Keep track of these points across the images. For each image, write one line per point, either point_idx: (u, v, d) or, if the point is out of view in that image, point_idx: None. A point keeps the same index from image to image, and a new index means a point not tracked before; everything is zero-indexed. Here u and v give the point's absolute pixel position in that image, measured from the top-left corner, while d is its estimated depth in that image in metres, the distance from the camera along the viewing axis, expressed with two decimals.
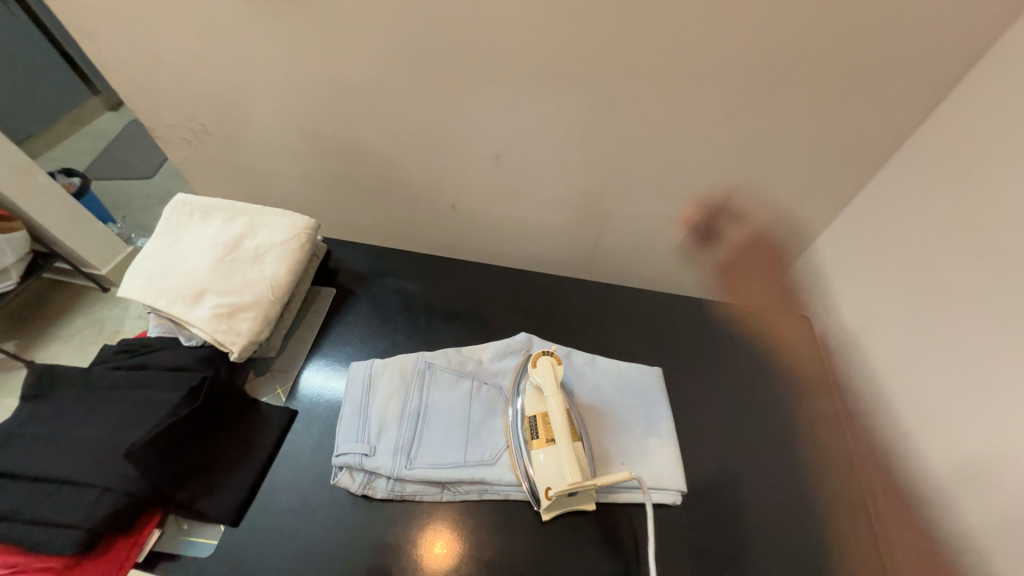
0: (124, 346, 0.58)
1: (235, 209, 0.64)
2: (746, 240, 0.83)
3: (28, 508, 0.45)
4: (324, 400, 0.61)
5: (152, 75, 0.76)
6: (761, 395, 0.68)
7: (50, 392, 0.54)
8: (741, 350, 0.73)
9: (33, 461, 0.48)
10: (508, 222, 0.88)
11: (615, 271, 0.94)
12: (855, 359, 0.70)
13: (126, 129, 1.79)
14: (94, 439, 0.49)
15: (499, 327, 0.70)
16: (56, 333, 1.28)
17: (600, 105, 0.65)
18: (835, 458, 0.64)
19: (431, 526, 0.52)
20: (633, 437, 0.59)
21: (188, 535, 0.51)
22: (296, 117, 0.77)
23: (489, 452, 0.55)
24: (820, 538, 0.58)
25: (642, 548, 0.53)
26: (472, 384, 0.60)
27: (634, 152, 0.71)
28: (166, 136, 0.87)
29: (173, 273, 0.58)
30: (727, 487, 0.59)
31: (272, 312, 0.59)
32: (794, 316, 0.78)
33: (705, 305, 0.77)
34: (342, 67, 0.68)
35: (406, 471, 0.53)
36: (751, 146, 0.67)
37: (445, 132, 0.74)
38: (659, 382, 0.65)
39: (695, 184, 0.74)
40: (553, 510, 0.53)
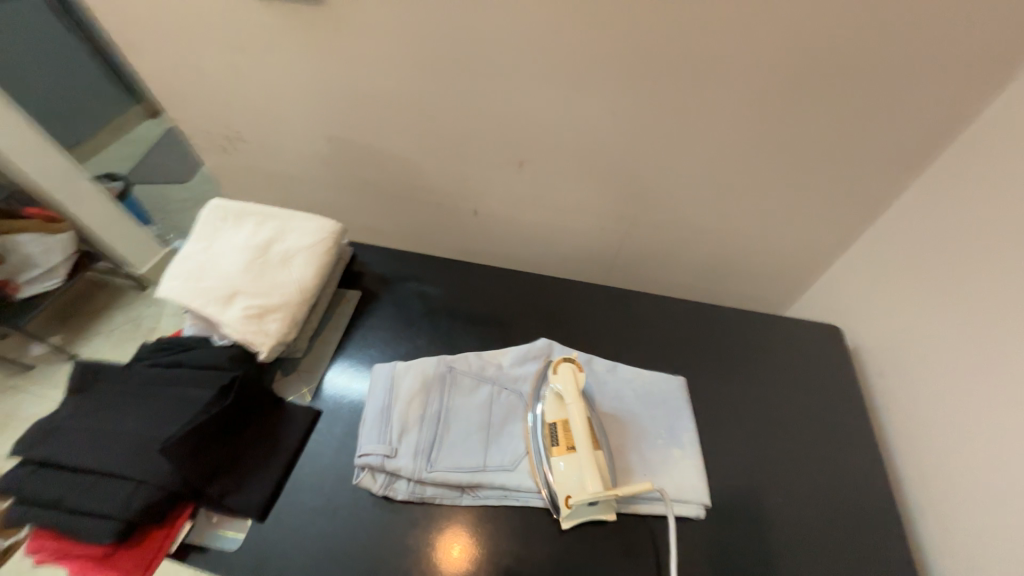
0: (160, 345, 0.60)
1: (266, 213, 0.67)
2: (774, 248, 0.80)
3: (70, 497, 0.48)
4: (348, 401, 0.62)
5: (191, 85, 0.79)
6: (790, 408, 0.66)
7: (92, 386, 0.57)
8: (768, 361, 0.71)
9: (75, 452, 0.50)
10: (529, 227, 0.88)
11: (637, 277, 0.93)
12: (890, 373, 0.67)
13: (165, 136, 1.87)
14: (131, 434, 0.51)
15: (519, 332, 0.70)
16: (97, 330, 1.35)
17: (624, 111, 0.65)
18: (868, 476, 0.61)
19: (449, 530, 0.53)
20: (655, 447, 0.58)
21: (216, 530, 0.52)
22: (324, 124, 0.79)
23: (509, 457, 0.55)
24: (852, 559, 0.55)
25: (663, 562, 0.52)
26: (493, 389, 0.60)
27: (657, 158, 0.70)
28: (203, 143, 0.91)
29: (208, 275, 0.60)
30: (753, 503, 0.58)
31: (299, 314, 0.60)
32: (825, 327, 0.75)
33: (730, 313, 0.75)
34: (369, 75, 0.69)
35: (426, 474, 0.53)
36: (779, 152, 0.65)
37: (467, 137, 0.74)
38: (681, 391, 0.63)
39: (721, 191, 0.73)
40: (573, 518, 0.53)
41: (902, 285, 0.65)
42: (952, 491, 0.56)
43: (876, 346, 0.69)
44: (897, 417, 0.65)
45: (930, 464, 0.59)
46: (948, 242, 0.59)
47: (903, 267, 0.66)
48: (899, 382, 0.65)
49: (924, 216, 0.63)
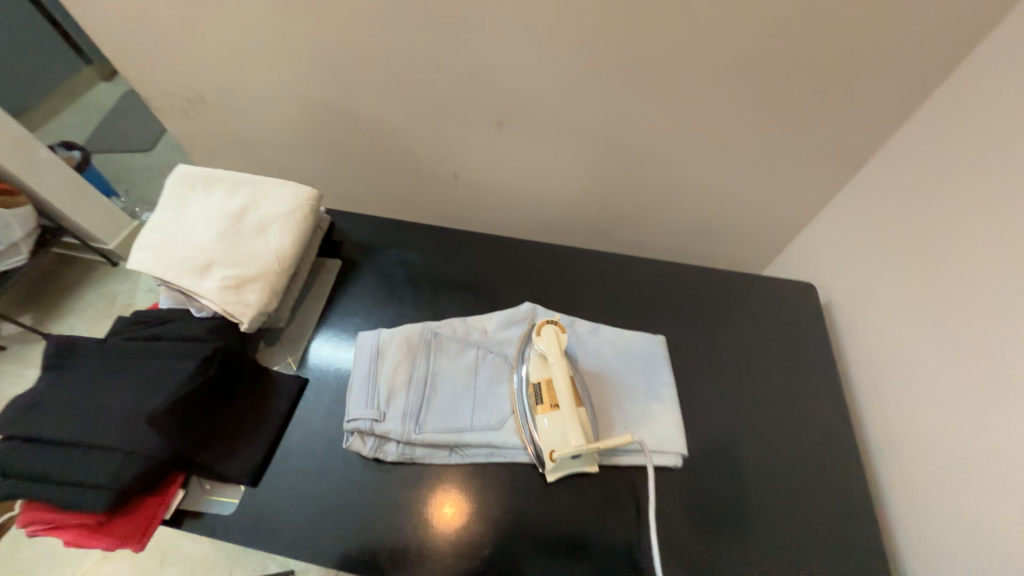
0: (137, 319, 0.59)
1: (237, 180, 0.64)
2: (754, 208, 0.81)
3: (58, 471, 0.48)
4: (334, 369, 0.63)
5: (142, 41, 0.73)
6: (764, 363, 0.69)
7: (69, 362, 0.56)
8: (746, 319, 0.73)
9: (58, 428, 0.50)
10: (511, 191, 0.87)
11: (620, 240, 0.94)
12: (859, 327, 0.69)
13: (123, 100, 1.75)
14: (114, 407, 0.51)
15: (503, 297, 0.70)
16: (70, 307, 1.31)
17: (604, 69, 0.63)
18: (833, 422, 0.65)
19: (440, 487, 0.55)
20: (636, 403, 0.60)
21: (210, 495, 0.54)
22: (292, 85, 0.75)
23: (496, 417, 0.57)
24: (814, 498, 0.59)
25: (642, 507, 0.55)
26: (478, 353, 0.61)
27: (640, 118, 0.69)
28: (163, 106, 0.86)
29: (180, 246, 0.58)
30: (726, 451, 0.61)
31: (279, 284, 0.59)
32: (800, 284, 0.78)
33: (710, 273, 0.77)
34: (334, 30, 0.65)
35: (415, 436, 0.54)
36: (762, 110, 0.65)
37: (444, 98, 0.71)
38: (662, 350, 0.65)
39: (703, 150, 0.72)
40: (557, 472, 0.55)
41: (874, 242, 0.67)
42: (907, 434, 0.60)
43: (848, 302, 0.72)
44: (863, 368, 0.68)
45: (890, 410, 0.63)
46: (918, 200, 0.60)
47: (875, 225, 0.67)
48: (868, 335, 0.68)
49: (900, 173, 0.64)
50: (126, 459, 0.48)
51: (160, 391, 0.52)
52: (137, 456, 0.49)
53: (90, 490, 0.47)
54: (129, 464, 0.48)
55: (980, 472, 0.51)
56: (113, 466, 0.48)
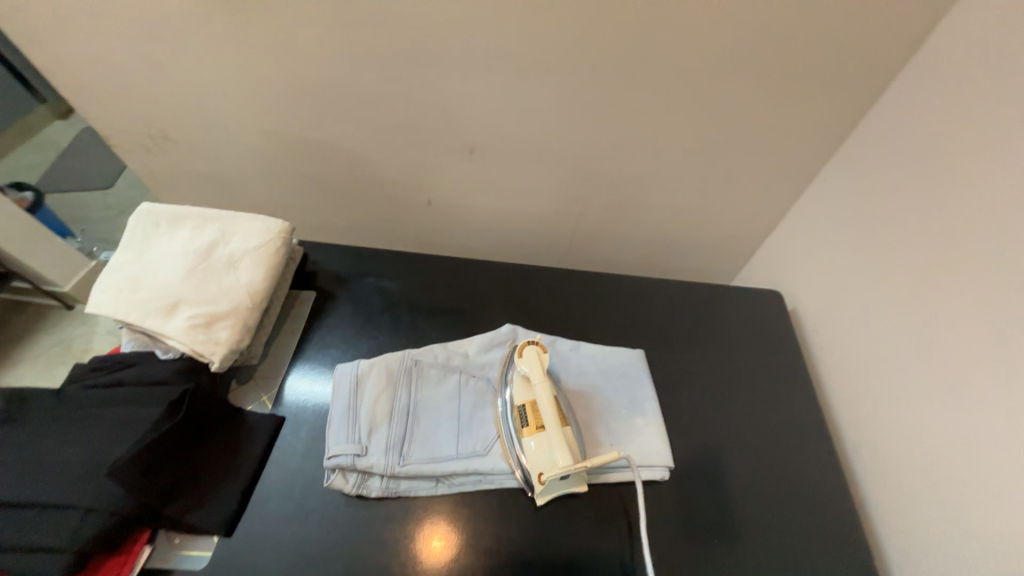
0: (96, 364, 0.56)
1: (205, 216, 0.63)
2: (718, 221, 0.85)
3: (6, 537, 0.44)
4: (312, 404, 0.61)
5: (103, 79, 0.72)
6: (740, 370, 0.71)
7: (20, 416, 0.52)
8: (719, 327, 0.75)
9: (6, 489, 0.46)
10: (485, 215, 0.88)
11: (594, 257, 0.96)
12: (824, 329, 0.73)
13: (78, 139, 1.69)
14: (72, 461, 0.48)
15: (483, 320, 0.70)
16: (19, 357, 1.22)
17: (570, 95, 0.66)
18: (810, 423, 0.67)
19: (427, 521, 0.53)
20: (620, 418, 0.61)
21: (180, 550, 0.50)
22: (261, 118, 0.75)
23: (481, 442, 0.56)
24: (798, 500, 0.61)
25: (633, 524, 0.55)
26: (460, 378, 0.61)
27: (608, 140, 0.72)
28: (123, 144, 0.84)
29: (144, 286, 0.56)
30: (712, 460, 0.62)
31: (251, 320, 0.57)
32: (766, 292, 0.81)
33: (682, 285, 0.79)
34: (307, 64, 0.66)
35: (399, 469, 0.53)
36: (720, 129, 0.69)
37: (416, 127, 0.73)
38: (642, 363, 0.67)
39: (668, 168, 0.76)
40: (547, 494, 0.54)
41: (834, 246, 0.72)
42: (879, 427, 0.63)
43: (812, 306, 0.75)
44: (832, 368, 0.71)
45: (861, 407, 0.66)
46: (869, 204, 0.66)
47: (831, 231, 0.72)
48: (832, 337, 0.71)
49: (849, 183, 0.69)
50: (86, 518, 0.45)
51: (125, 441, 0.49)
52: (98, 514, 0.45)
53: (44, 556, 0.43)
54: (89, 524, 0.45)
55: (949, 454, 0.54)
56: (72, 526, 0.44)
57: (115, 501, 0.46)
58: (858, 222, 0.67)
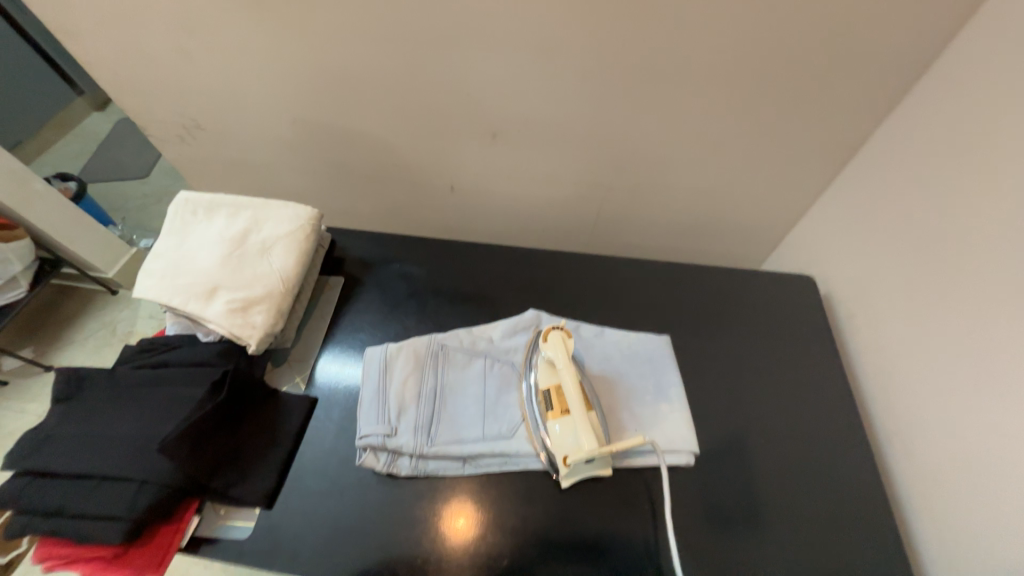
0: (145, 346, 0.59)
1: (238, 204, 0.64)
2: (748, 205, 0.82)
3: (72, 504, 0.48)
4: (343, 386, 0.63)
5: (139, 72, 0.74)
6: (769, 358, 0.69)
7: (77, 393, 0.56)
8: (747, 314, 0.73)
9: (69, 459, 0.50)
10: (508, 200, 0.88)
11: (618, 242, 0.94)
12: (859, 317, 0.70)
13: (116, 130, 1.75)
14: (126, 436, 0.51)
15: (507, 306, 0.71)
16: (71, 338, 1.30)
17: (594, 77, 0.64)
18: (842, 412, 0.65)
19: (454, 500, 0.55)
20: (644, 404, 0.61)
21: (225, 519, 0.53)
22: (287, 106, 0.76)
23: (507, 425, 0.57)
24: (827, 489, 0.60)
25: (657, 509, 0.55)
26: (485, 362, 0.62)
27: (632, 122, 0.70)
28: (159, 135, 0.87)
29: (185, 272, 0.59)
30: (737, 448, 0.61)
31: (284, 305, 0.59)
32: (798, 277, 0.78)
33: (709, 271, 0.77)
34: (330, 51, 0.66)
35: (427, 449, 0.55)
36: (752, 110, 0.66)
37: (438, 112, 0.73)
38: (667, 349, 0.66)
39: (695, 151, 0.73)
40: (572, 477, 0.55)
41: (868, 230, 0.68)
42: (913, 420, 0.60)
43: (847, 292, 0.73)
44: (867, 357, 0.69)
45: (896, 398, 0.63)
46: (909, 189, 0.61)
47: (866, 214, 0.68)
48: (868, 325, 0.68)
49: (887, 164, 0.65)
50: (141, 489, 0.48)
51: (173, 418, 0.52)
52: (151, 486, 0.49)
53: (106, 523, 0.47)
54: (143, 495, 0.48)
55: (986, 452, 0.51)
56: (128, 496, 0.48)
57: (166, 474, 0.49)
58: (894, 205, 0.63)
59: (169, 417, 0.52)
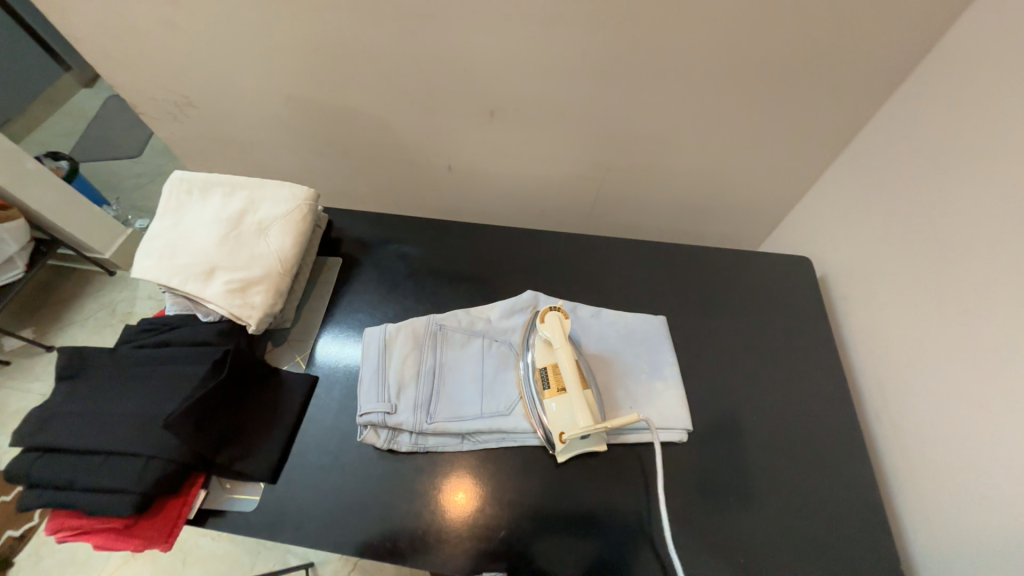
0: (145, 326, 0.60)
1: (234, 184, 0.64)
2: (747, 186, 0.82)
3: (81, 478, 0.49)
4: (342, 365, 0.64)
5: (127, 46, 0.72)
6: (763, 338, 0.70)
7: (80, 372, 0.56)
8: (743, 294, 0.74)
9: (76, 436, 0.51)
10: (505, 179, 0.87)
11: (616, 222, 0.94)
12: (854, 298, 0.71)
13: (106, 107, 1.71)
14: (131, 413, 0.52)
15: (505, 287, 0.71)
16: (70, 318, 1.31)
17: (593, 55, 0.63)
18: (833, 391, 0.67)
19: (453, 475, 0.56)
20: (640, 382, 0.62)
21: (231, 493, 0.55)
22: (279, 83, 0.74)
23: (504, 403, 0.58)
24: (814, 463, 0.62)
25: (651, 482, 0.57)
26: (484, 342, 0.62)
27: (633, 101, 0.69)
28: (151, 112, 0.85)
29: (182, 252, 0.59)
30: (729, 425, 0.63)
31: (283, 285, 0.60)
32: (796, 258, 0.78)
33: (707, 251, 0.78)
34: (323, 26, 0.64)
35: (427, 426, 0.56)
36: (753, 89, 0.65)
37: (434, 90, 0.71)
38: (663, 329, 0.67)
39: (696, 130, 0.72)
40: (567, 452, 0.56)
41: (866, 211, 0.68)
42: (902, 399, 0.62)
43: (842, 274, 0.73)
44: (859, 337, 0.70)
45: (886, 378, 0.65)
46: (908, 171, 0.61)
47: (864, 196, 0.68)
48: (862, 305, 0.69)
49: (887, 146, 0.64)
50: (147, 464, 0.50)
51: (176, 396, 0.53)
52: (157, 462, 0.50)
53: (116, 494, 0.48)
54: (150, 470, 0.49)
55: (971, 431, 0.53)
56: (136, 471, 0.49)
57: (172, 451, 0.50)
58: (893, 187, 0.63)
59: (173, 396, 0.53)
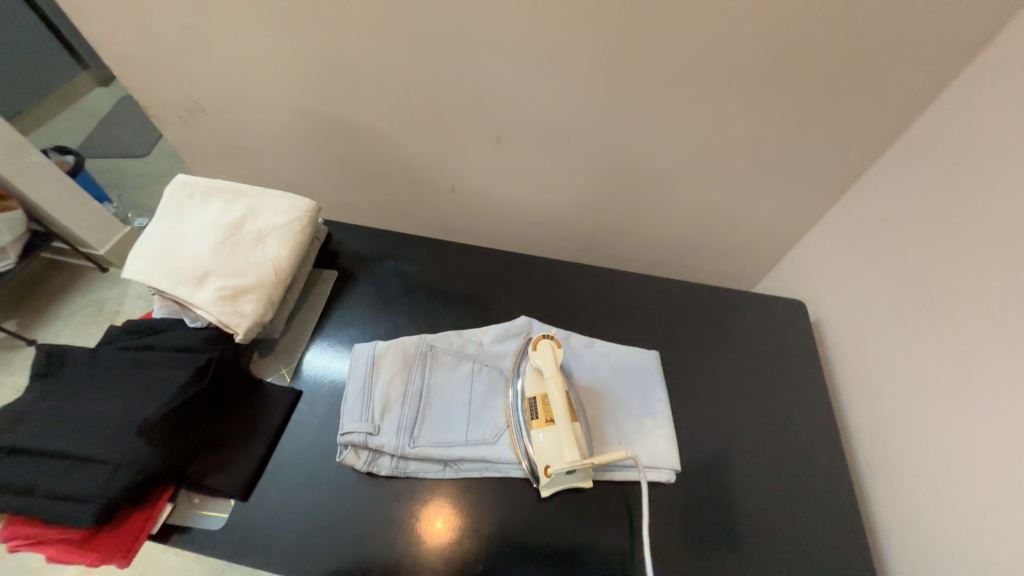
0: (131, 328, 0.59)
1: (236, 191, 0.64)
2: (744, 227, 0.83)
3: (43, 484, 0.47)
4: (328, 380, 0.62)
5: (146, 52, 0.74)
6: (755, 379, 0.70)
7: (57, 370, 0.55)
8: (738, 334, 0.74)
9: (44, 438, 0.49)
10: (507, 204, 0.88)
11: (614, 253, 0.95)
12: (847, 345, 0.71)
13: (119, 106, 1.74)
14: (103, 418, 0.50)
15: (499, 310, 0.71)
16: (56, 312, 1.29)
17: (599, 91, 0.65)
18: (824, 438, 0.66)
19: (433, 502, 0.54)
20: (630, 417, 0.61)
21: (199, 509, 0.53)
22: (292, 96, 0.76)
23: (490, 431, 0.57)
24: (805, 513, 0.60)
25: (636, 522, 0.55)
26: (474, 366, 0.61)
27: (636, 136, 0.70)
28: (161, 114, 0.86)
29: (177, 255, 0.58)
30: (718, 467, 0.61)
31: (276, 295, 0.59)
32: (790, 301, 0.79)
33: (702, 288, 0.78)
34: (340, 46, 0.66)
35: (409, 450, 0.54)
36: (753, 134, 0.67)
37: (443, 113, 0.73)
38: (655, 364, 0.66)
39: (696, 169, 0.74)
40: (552, 486, 0.55)
41: (861, 259, 0.68)
42: (894, 451, 0.61)
43: (836, 319, 0.73)
44: (851, 384, 0.69)
45: (878, 428, 0.64)
46: (902, 222, 0.62)
47: (860, 244, 0.69)
48: (855, 353, 0.69)
49: (882, 197, 0.66)
50: (112, 470, 0.48)
51: (152, 401, 0.52)
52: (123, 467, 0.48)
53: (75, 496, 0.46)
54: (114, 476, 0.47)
55: (964, 488, 0.52)
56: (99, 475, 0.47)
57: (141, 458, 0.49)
58: (888, 237, 0.64)
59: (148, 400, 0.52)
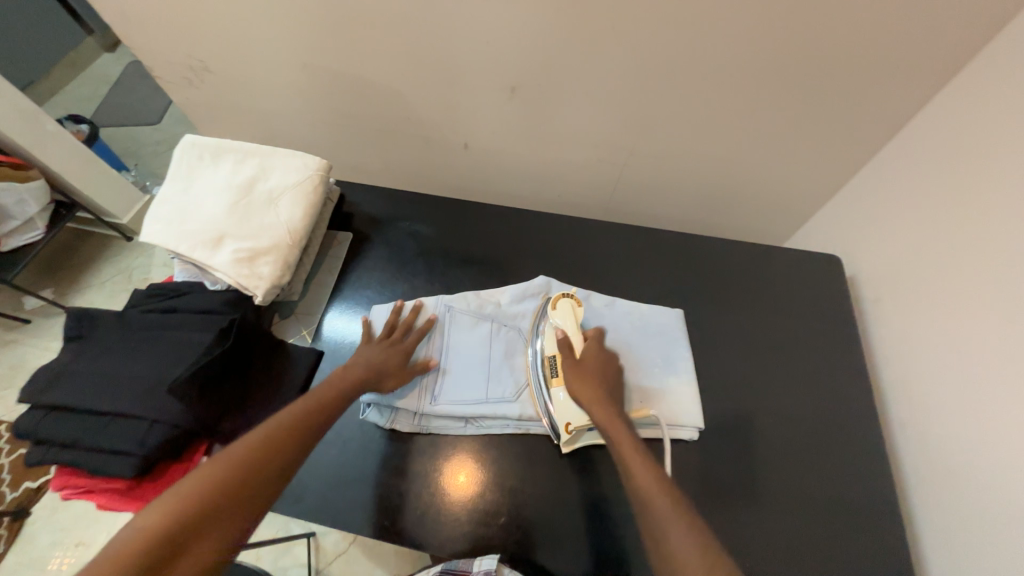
0: (154, 291, 0.59)
1: (246, 150, 0.63)
2: (775, 180, 0.78)
3: (86, 439, 0.50)
4: (348, 341, 0.63)
5: (141, 6, 0.70)
6: (783, 337, 0.67)
7: (88, 333, 0.56)
8: (766, 291, 0.71)
9: (82, 398, 0.51)
10: (522, 160, 0.84)
11: (635, 210, 0.91)
12: (884, 302, 0.67)
13: (126, 71, 1.72)
14: (136, 378, 0.52)
15: (517, 271, 0.69)
16: (88, 280, 1.34)
17: (621, 32, 0.59)
18: (854, 397, 0.64)
19: (455, 457, 0.55)
20: (652, 376, 0.60)
21: None
22: (294, 49, 0.72)
23: (510, 389, 0.57)
24: (829, 471, 0.59)
25: None
26: (493, 326, 0.61)
27: (660, 81, 0.64)
28: (167, 75, 0.84)
29: (192, 218, 0.58)
30: (741, 426, 0.60)
31: (292, 257, 0.58)
32: (824, 257, 0.74)
33: (729, 243, 0.74)
34: None
35: (431, 407, 0.55)
36: (791, 75, 0.60)
37: (452, 62, 0.68)
38: (679, 323, 0.64)
39: (726, 117, 0.68)
40: (572, 443, 0.55)
41: (906, 210, 0.63)
42: (929, 412, 0.58)
43: (873, 274, 0.69)
44: (887, 342, 0.66)
45: (913, 388, 0.61)
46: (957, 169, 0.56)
47: (906, 195, 0.63)
48: (893, 311, 0.65)
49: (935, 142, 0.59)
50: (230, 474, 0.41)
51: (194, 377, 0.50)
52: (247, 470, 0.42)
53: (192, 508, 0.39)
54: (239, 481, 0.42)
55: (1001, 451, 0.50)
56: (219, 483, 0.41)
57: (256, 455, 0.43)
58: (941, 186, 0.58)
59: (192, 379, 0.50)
